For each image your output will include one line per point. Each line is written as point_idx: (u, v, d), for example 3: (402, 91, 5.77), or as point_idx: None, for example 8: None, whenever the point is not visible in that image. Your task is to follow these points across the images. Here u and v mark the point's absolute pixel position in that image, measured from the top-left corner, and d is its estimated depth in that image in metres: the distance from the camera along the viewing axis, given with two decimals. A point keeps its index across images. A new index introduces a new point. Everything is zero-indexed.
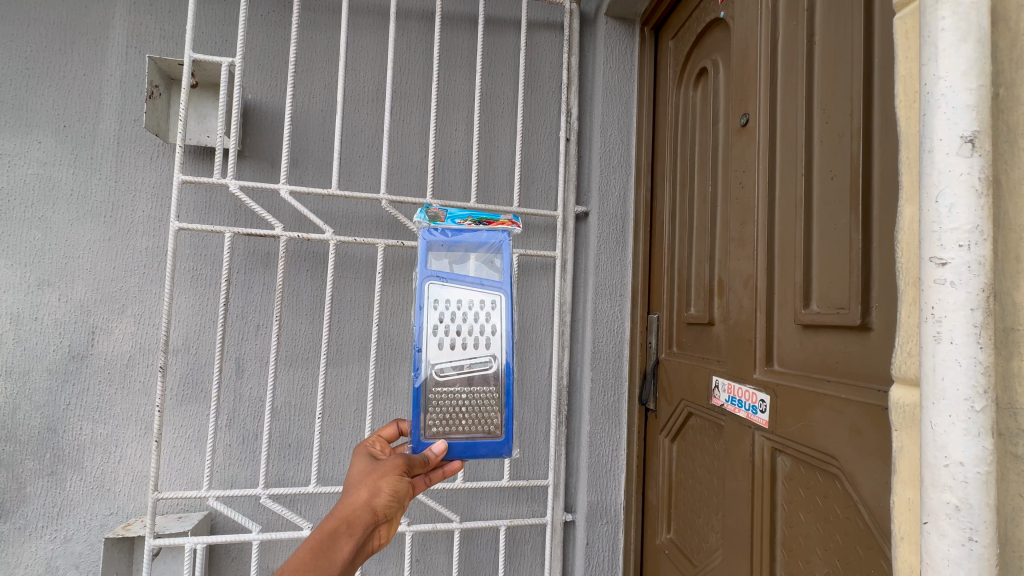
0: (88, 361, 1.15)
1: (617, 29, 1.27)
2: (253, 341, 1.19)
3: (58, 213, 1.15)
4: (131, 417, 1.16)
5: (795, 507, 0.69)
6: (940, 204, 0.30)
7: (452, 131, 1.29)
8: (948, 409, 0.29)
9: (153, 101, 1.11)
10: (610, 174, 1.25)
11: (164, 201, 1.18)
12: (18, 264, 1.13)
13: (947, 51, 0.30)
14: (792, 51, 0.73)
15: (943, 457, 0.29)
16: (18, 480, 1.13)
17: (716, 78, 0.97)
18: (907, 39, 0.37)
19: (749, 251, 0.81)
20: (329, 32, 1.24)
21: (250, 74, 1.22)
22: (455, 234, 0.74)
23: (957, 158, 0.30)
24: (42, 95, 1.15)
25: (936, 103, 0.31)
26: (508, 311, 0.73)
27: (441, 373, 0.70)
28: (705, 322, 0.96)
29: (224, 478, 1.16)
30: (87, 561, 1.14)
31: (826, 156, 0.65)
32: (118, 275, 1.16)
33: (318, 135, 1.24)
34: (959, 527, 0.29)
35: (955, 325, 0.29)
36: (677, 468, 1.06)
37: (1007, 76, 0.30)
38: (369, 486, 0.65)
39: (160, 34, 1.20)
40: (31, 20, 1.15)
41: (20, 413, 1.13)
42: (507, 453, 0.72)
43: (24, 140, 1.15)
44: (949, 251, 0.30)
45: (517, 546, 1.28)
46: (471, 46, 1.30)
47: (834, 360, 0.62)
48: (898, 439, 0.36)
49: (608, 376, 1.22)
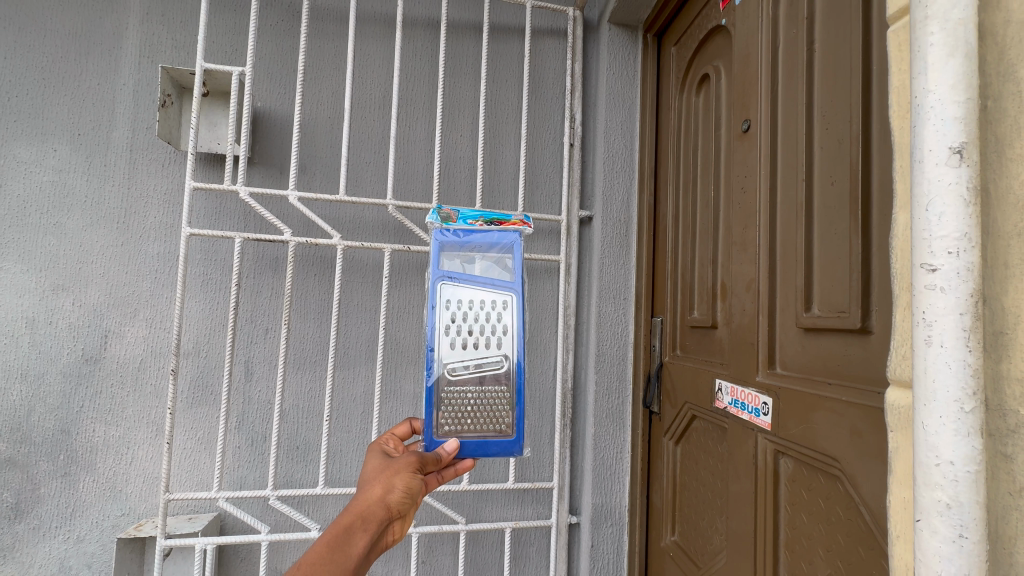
0: (101, 364, 1.17)
1: (620, 36, 1.29)
2: (262, 344, 1.21)
3: (73, 219, 1.17)
4: (143, 419, 1.18)
5: (798, 509, 0.69)
6: (931, 212, 0.32)
7: (456, 137, 1.31)
8: (939, 410, 0.30)
9: (165, 109, 1.14)
10: (613, 178, 1.26)
11: (176, 206, 1.21)
12: (33, 268, 1.16)
13: (936, 66, 0.32)
14: (793, 57, 0.74)
15: (934, 456, 0.31)
16: (33, 481, 1.15)
17: (717, 83, 0.99)
18: (900, 51, 0.38)
19: (751, 256, 0.82)
20: (337, 41, 1.27)
21: (259, 82, 1.24)
22: (466, 235, 0.76)
23: (945, 168, 0.31)
24: (58, 104, 1.18)
25: (926, 116, 0.32)
26: (519, 311, 0.74)
27: (453, 372, 0.72)
28: (708, 325, 0.96)
29: (233, 479, 1.18)
30: (99, 561, 1.16)
31: (826, 160, 0.66)
32: (130, 280, 1.19)
33: (327, 142, 1.26)
34: (950, 524, 0.30)
35: (945, 327, 0.30)
36: (681, 470, 1.07)
37: (995, 88, 0.32)
38: (383, 483, 0.66)
39: (172, 44, 1.23)
40: (47, 31, 1.19)
41: (34, 415, 1.16)
42: (518, 452, 0.73)
43: (40, 148, 1.18)
44: (939, 257, 0.31)
45: (522, 548, 1.29)
46: (476, 54, 1.32)
47: (835, 362, 0.63)
48: (894, 440, 0.37)
49: (612, 379, 1.23)
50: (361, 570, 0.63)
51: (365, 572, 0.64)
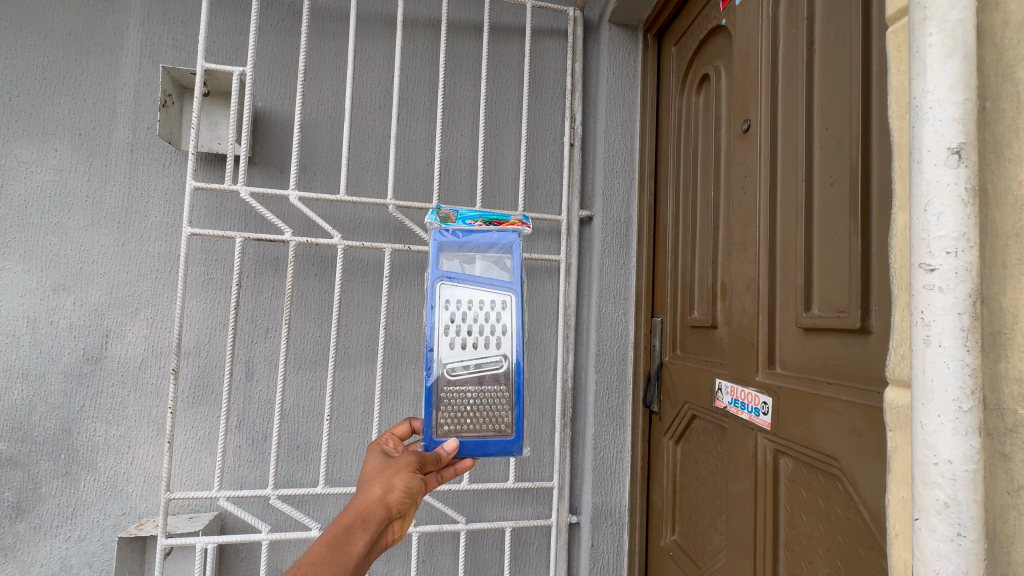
0: (102, 363, 1.18)
1: (620, 36, 1.29)
2: (263, 344, 1.21)
3: (74, 219, 1.18)
4: (144, 419, 1.19)
5: (798, 508, 0.69)
6: (929, 212, 0.32)
7: (456, 137, 1.31)
8: (937, 409, 0.30)
9: (166, 110, 1.14)
10: (613, 178, 1.26)
11: (176, 206, 1.21)
12: (34, 268, 1.16)
13: (935, 67, 0.32)
14: (793, 57, 0.74)
15: (933, 456, 0.31)
16: (34, 480, 1.16)
17: (717, 83, 0.99)
18: (899, 52, 0.38)
19: (751, 256, 0.82)
20: (337, 41, 1.27)
21: (260, 82, 1.25)
22: (466, 235, 0.76)
23: (944, 168, 0.31)
24: (58, 104, 1.19)
25: (925, 116, 0.32)
26: (518, 311, 0.74)
27: (453, 372, 0.72)
28: (708, 325, 0.97)
29: (234, 479, 1.18)
30: (100, 560, 1.17)
31: (826, 160, 0.66)
32: (131, 280, 1.19)
33: (327, 142, 1.26)
34: (948, 523, 0.30)
35: (943, 327, 0.31)
36: (681, 470, 1.07)
37: (993, 89, 0.32)
38: (383, 482, 0.66)
39: (173, 44, 1.24)
40: (48, 31, 1.19)
41: (35, 415, 1.16)
42: (517, 452, 0.73)
43: (40, 148, 1.18)
44: (937, 257, 0.31)
45: (522, 547, 1.29)
46: (476, 54, 1.33)
47: (834, 362, 0.63)
48: (893, 439, 0.38)
49: (612, 379, 1.23)
50: (361, 570, 0.63)
51: (365, 571, 0.64)
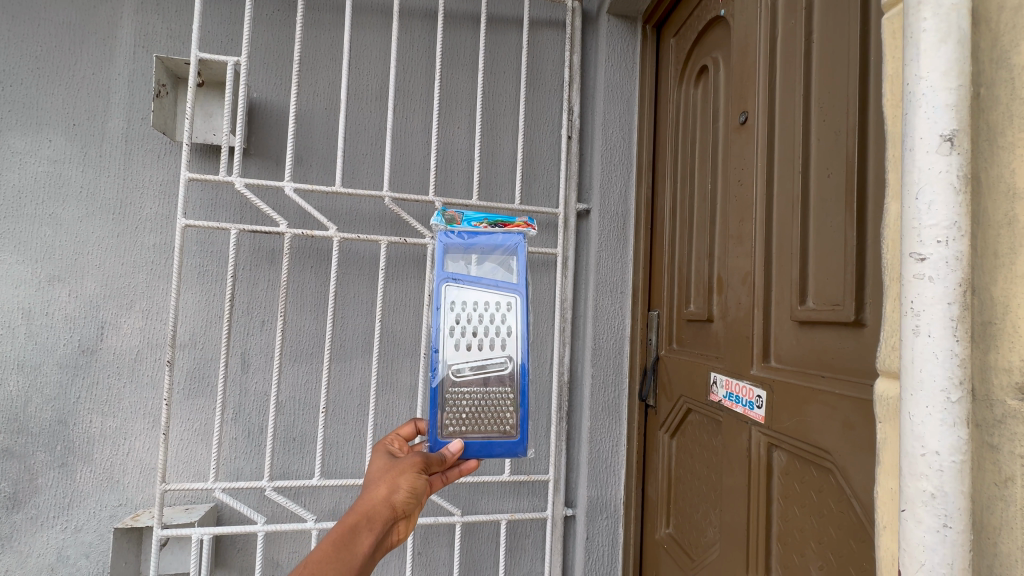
0: (98, 355, 1.17)
1: (619, 28, 1.28)
2: (258, 336, 1.21)
3: (69, 210, 1.17)
4: (141, 411, 1.19)
5: (790, 501, 0.69)
6: (920, 201, 0.31)
7: (453, 129, 1.30)
8: (925, 400, 0.30)
9: (160, 100, 1.14)
10: (611, 172, 1.26)
11: (171, 198, 1.20)
12: (29, 259, 1.16)
13: (929, 52, 0.31)
14: (791, 47, 0.73)
15: (921, 446, 0.31)
16: (30, 471, 1.16)
17: (716, 74, 0.98)
18: (894, 39, 0.38)
19: (748, 248, 0.81)
20: (333, 31, 1.26)
21: (255, 73, 1.23)
22: (472, 236, 0.76)
23: (936, 156, 0.31)
24: (53, 94, 1.18)
25: (917, 102, 0.32)
26: (524, 312, 0.74)
27: (458, 373, 0.72)
28: (704, 319, 0.96)
29: (230, 471, 1.19)
30: (98, 550, 1.17)
31: (823, 152, 0.66)
32: (126, 271, 1.18)
33: (322, 134, 1.25)
34: (934, 513, 0.30)
35: (933, 317, 0.30)
36: (676, 463, 1.07)
37: (987, 76, 0.31)
38: (389, 482, 0.66)
39: (167, 34, 1.22)
40: (41, 20, 1.17)
41: (31, 406, 1.16)
42: (522, 453, 0.73)
43: (35, 138, 1.17)
44: (928, 246, 0.31)
45: (517, 539, 1.30)
46: (473, 44, 1.31)
47: (829, 356, 0.63)
48: (882, 431, 0.37)
49: (608, 372, 1.23)
50: (366, 571, 0.62)
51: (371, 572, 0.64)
